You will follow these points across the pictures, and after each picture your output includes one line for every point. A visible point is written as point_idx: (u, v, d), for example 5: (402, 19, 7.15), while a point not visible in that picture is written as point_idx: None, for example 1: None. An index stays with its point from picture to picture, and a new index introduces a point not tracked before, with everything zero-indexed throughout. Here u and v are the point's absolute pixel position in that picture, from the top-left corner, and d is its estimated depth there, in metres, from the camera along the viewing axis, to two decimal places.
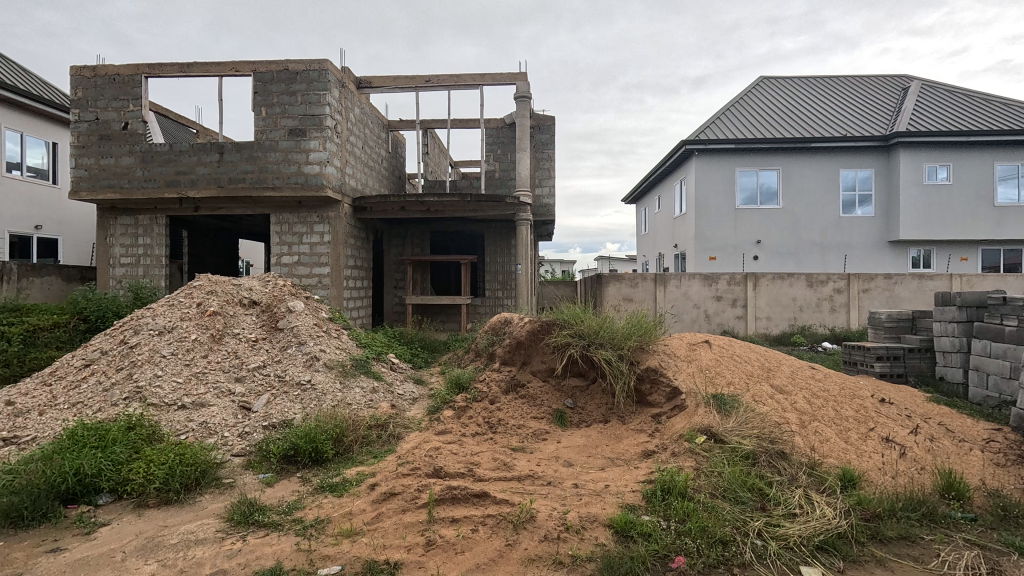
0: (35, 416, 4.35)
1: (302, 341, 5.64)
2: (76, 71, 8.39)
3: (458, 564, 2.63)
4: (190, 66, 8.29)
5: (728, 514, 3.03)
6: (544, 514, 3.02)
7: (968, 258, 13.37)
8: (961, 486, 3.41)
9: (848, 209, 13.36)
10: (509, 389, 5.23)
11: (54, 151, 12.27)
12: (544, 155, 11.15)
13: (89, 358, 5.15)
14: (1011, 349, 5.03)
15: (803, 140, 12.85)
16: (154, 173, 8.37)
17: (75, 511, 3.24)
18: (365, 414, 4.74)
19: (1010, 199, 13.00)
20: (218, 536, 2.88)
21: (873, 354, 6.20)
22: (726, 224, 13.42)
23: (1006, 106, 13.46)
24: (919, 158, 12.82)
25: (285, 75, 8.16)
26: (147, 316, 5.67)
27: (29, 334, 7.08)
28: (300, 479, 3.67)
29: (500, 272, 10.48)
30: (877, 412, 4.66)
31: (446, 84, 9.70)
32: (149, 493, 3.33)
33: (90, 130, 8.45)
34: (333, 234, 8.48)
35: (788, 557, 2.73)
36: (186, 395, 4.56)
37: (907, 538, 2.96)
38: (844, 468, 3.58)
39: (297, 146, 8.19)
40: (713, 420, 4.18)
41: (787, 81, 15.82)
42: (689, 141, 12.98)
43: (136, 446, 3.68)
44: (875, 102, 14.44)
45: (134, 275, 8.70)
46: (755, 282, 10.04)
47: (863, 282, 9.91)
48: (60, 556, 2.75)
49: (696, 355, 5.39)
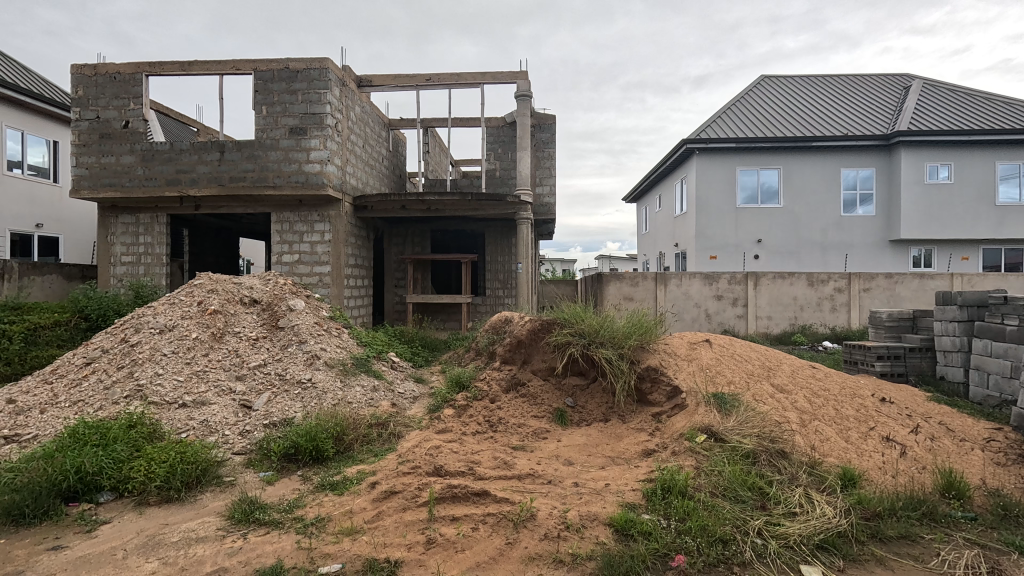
0: (36, 414, 4.35)
1: (303, 340, 5.64)
2: (76, 70, 8.39)
3: (458, 563, 2.63)
4: (190, 65, 8.29)
5: (728, 513, 3.03)
6: (544, 512, 3.03)
7: (969, 257, 13.36)
8: (961, 485, 3.41)
9: (848, 209, 13.34)
10: (510, 388, 5.23)
11: (54, 150, 12.27)
12: (544, 154, 11.13)
13: (90, 356, 5.15)
14: (1012, 348, 5.03)
15: (804, 139, 12.84)
16: (155, 171, 8.37)
17: (76, 508, 3.24)
18: (365, 412, 4.74)
19: (1011, 199, 12.98)
20: (218, 534, 2.89)
21: (874, 354, 6.20)
22: (726, 224, 13.41)
23: (1007, 105, 13.44)
24: (920, 158, 12.80)
25: (285, 73, 8.16)
26: (147, 315, 5.67)
27: (30, 332, 7.08)
28: (300, 477, 3.67)
29: (500, 270, 10.47)
30: (878, 412, 4.66)
31: (446, 83, 9.70)
32: (149, 491, 3.33)
33: (90, 128, 8.45)
34: (333, 232, 8.47)
35: (787, 556, 2.73)
36: (186, 394, 4.56)
37: (907, 537, 2.96)
38: (844, 467, 3.58)
39: (298, 145, 8.19)
40: (713, 419, 4.18)
41: (788, 80, 15.80)
42: (689, 140, 12.98)
43: (137, 445, 3.68)
44: (875, 101, 14.42)
45: (135, 274, 8.70)
46: (755, 281, 10.04)
47: (864, 282, 9.91)
48: (61, 554, 2.76)
49: (696, 354, 5.39)
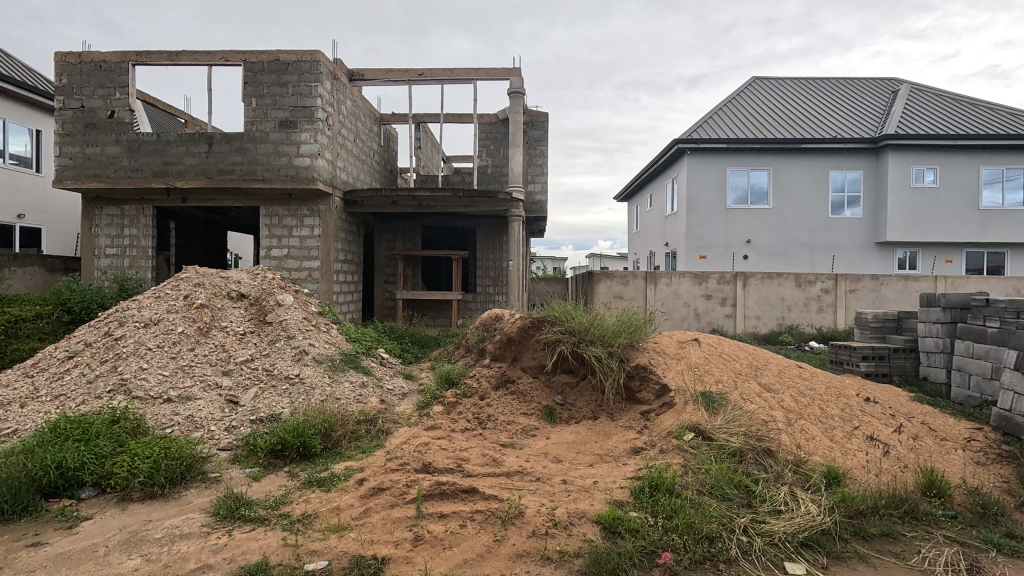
0: (16, 408, 4.27)
1: (291, 335, 5.59)
2: (62, 57, 8.24)
3: (445, 560, 2.63)
4: (179, 55, 8.16)
5: (715, 511, 3.05)
6: (532, 509, 3.03)
7: (953, 260, 13.59)
8: (942, 484, 3.47)
9: (836, 210, 13.49)
10: (499, 385, 5.23)
11: (38, 139, 12.05)
12: (537, 151, 11.10)
13: (73, 350, 5.08)
14: (994, 350, 5.11)
15: (794, 141, 12.95)
16: (141, 163, 8.23)
17: (57, 505, 3.19)
18: (354, 408, 4.71)
19: (995, 203, 13.20)
20: (203, 530, 2.86)
21: (859, 354, 6.28)
22: (717, 224, 13.50)
23: (993, 111, 13.64)
24: (907, 161, 12.97)
25: (275, 65, 8.05)
26: (132, 309, 5.57)
27: (11, 325, 6.94)
28: (287, 473, 3.64)
29: (492, 267, 10.47)
30: (862, 411, 4.72)
31: (439, 78, 9.65)
32: (133, 487, 3.29)
33: (75, 118, 8.30)
34: (323, 227, 8.41)
35: (773, 553, 2.77)
36: (172, 389, 4.51)
37: (889, 534, 3.01)
38: (829, 465, 3.63)
39: (288, 138, 8.10)
40: (701, 417, 4.21)
41: (779, 82, 15.94)
42: (682, 140, 13.06)
43: (121, 440, 3.63)
44: (864, 105, 14.58)
45: (120, 266, 8.58)
46: (744, 282, 10.12)
47: (851, 283, 10.02)
48: (41, 550, 2.72)
49: (685, 353, 5.42)
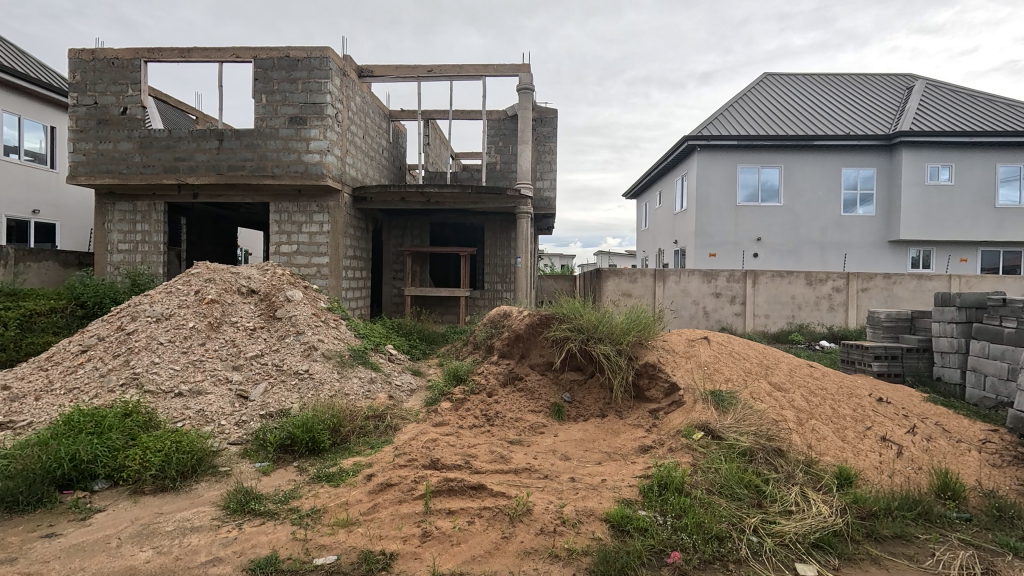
0: (31, 401, 4.33)
1: (300, 331, 5.62)
2: (75, 54, 8.32)
3: (453, 556, 2.62)
4: (190, 51, 8.22)
5: (724, 511, 3.03)
6: (540, 507, 3.02)
7: (967, 259, 13.40)
8: (957, 486, 3.42)
9: (849, 209, 13.32)
10: (507, 381, 5.22)
11: (52, 135, 12.17)
12: (546, 148, 11.07)
13: (86, 344, 5.12)
14: (1010, 351, 5.03)
15: (806, 137, 12.82)
16: (153, 159, 8.30)
17: (70, 496, 3.23)
18: (362, 404, 4.73)
19: (1011, 201, 12.99)
20: (213, 524, 2.88)
21: (871, 354, 6.18)
22: (727, 221, 13.38)
23: (1010, 107, 13.43)
24: (922, 158, 12.78)
25: (285, 62, 8.09)
26: (143, 303, 5.64)
27: (26, 319, 6.97)
28: (296, 468, 3.66)
29: (499, 265, 10.48)
30: (875, 412, 4.66)
31: (447, 75, 9.64)
32: (144, 480, 3.32)
33: (88, 113, 8.38)
34: (332, 223, 8.43)
35: (783, 554, 2.74)
36: (183, 383, 4.55)
37: (902, 537, 2.97)
38: (841, 466, 3.59)
39: (297, 134, 8.13)
40: (711, 416, 4.18)
41: (789, 78, 15.78)
42: (691, 137, 12.95)
43: (132, 433, 3.67)
44: (877, 100, 14.41)
45: (131, 262, 8.68)
46: (755, 280, 10.03)
47: (863, 282, 9.91)
48: (55, 541, 2.75)
49: (694, 351, 5.36)
